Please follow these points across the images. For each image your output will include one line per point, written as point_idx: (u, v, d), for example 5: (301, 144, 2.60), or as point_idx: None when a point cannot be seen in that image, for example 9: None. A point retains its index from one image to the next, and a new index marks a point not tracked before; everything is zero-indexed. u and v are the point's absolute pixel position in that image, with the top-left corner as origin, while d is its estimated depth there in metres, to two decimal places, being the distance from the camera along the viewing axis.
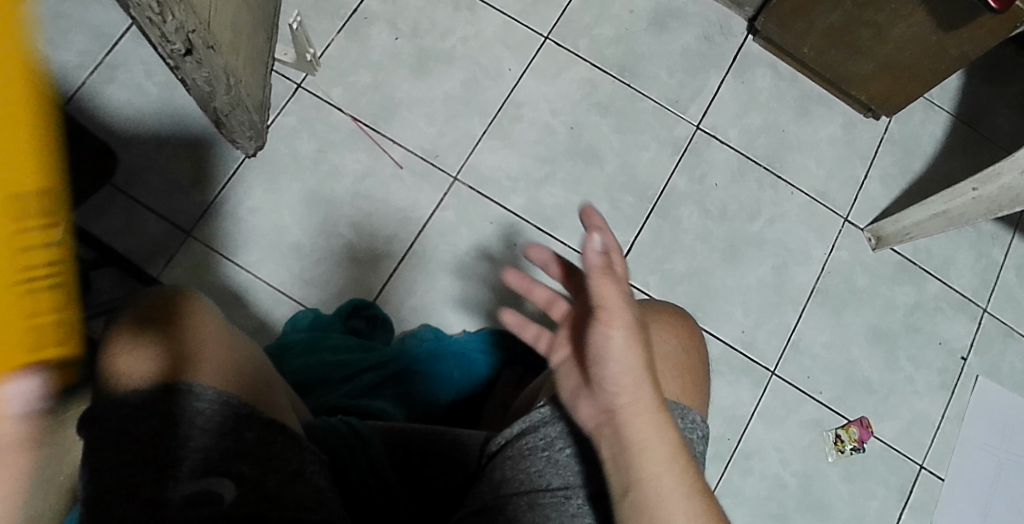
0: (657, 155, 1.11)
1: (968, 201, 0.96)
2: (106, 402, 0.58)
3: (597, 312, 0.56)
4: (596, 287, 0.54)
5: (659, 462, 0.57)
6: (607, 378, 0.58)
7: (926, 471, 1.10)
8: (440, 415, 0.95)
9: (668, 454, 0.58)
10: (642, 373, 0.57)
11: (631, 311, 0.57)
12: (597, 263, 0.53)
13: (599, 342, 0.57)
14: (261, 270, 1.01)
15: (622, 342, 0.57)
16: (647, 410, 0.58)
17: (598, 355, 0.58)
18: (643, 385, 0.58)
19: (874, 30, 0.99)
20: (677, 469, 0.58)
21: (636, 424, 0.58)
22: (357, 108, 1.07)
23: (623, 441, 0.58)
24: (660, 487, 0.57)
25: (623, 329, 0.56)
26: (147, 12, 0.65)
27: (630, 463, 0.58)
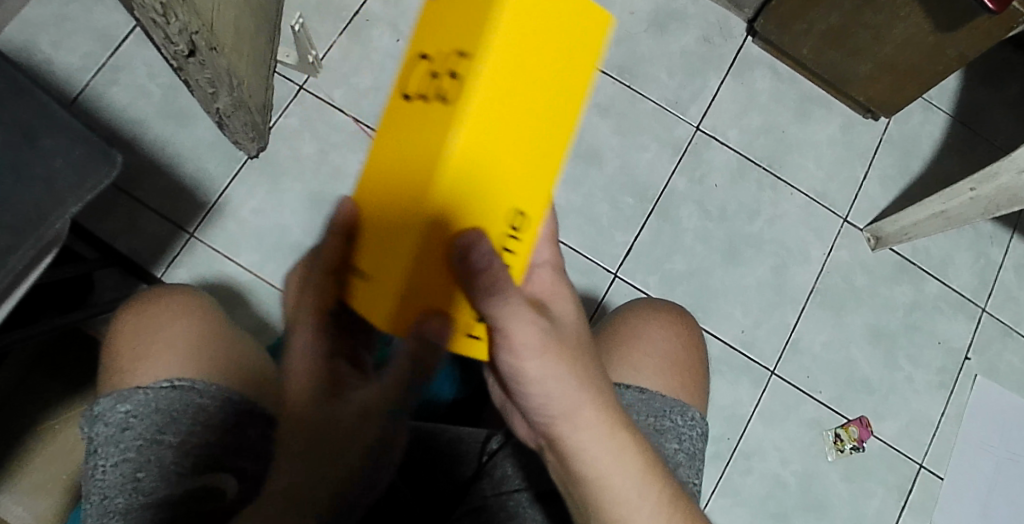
0: (658, 156, 1.11)
1: (966, 201, 0.96)
2: (109, 399, 0.62)
3: (501, 338, 0.48)
4: (496, 315, 0.47)
5: (621, 482, 0.55)
6: (536, 405, 0.53)
7: (925, 470, 1.10)
8: (444, 413, 0.96)
9: (628, 473, 0.55)
10: (577, 397, 0.52)
11: (543, 328, 0.49)
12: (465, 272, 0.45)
13: (515, 372, 0.50)
14: (265, 270, 1.03)
15: (543, 371, 0.50)
16: (592, 433, 0.53)
17: (516, 381, 0.51)
18: (581, 409, 0.52)
19: (872, 31, 0.99)
20: (641, 486, 0.56)
21: (583, 447, 0.54)
22: (359, 110, 1.08)
23: (574, 467, 0.55)
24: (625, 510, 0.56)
25: (536, 355, 0.49)
26: (151, 13, 0.65)
27: (586, 487, 0.56)
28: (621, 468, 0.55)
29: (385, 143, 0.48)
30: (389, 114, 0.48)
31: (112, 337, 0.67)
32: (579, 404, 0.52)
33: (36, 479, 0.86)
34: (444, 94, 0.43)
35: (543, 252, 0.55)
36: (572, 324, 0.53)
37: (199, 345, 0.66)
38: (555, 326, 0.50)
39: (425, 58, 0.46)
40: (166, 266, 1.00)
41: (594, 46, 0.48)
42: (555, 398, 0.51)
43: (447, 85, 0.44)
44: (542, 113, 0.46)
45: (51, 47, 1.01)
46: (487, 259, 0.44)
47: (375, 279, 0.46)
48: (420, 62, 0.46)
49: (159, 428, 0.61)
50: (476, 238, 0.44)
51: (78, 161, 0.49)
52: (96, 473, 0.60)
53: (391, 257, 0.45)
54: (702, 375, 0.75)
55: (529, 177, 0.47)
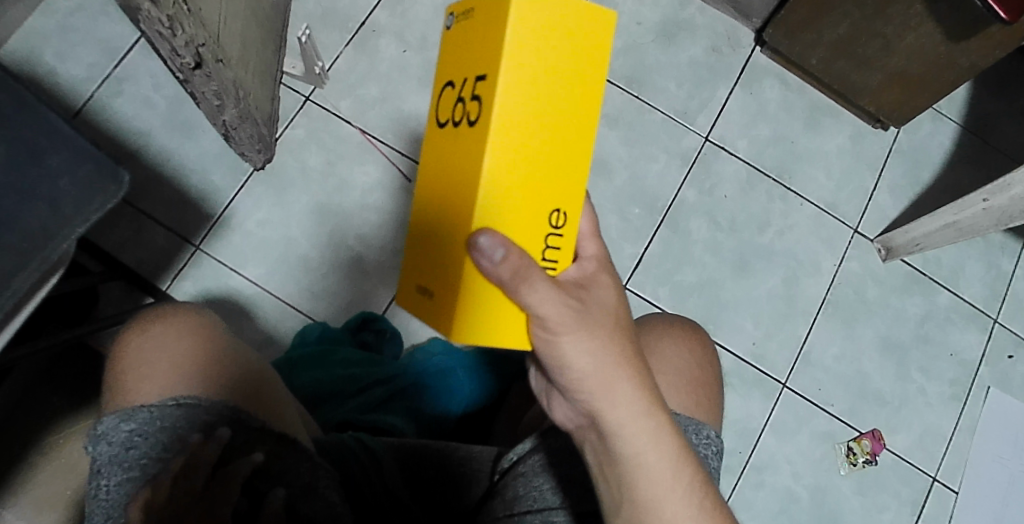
0: (667, 167, 1.11)
1: (978, 212, 0.95)
2: (112, 417, 0.61)
3: (539, 321, 0.51)
4: (529, 303, 0.50)
5: (653, 460, 0.58)
6: (573, 382, 0.56)
7: (939, 483, 1.09)
8: (451, 428, 0.95)
9: (661, 451, 0.58)
10: (611, 373, 0.55)
11: (578, 311, 0.53)
12: (489, 270, 0.47)
13: (554, 350, 0.54)
14: (271, 283, 1.02)
15: (579, 348, 0.54)
16: (627, 409, 0.57)
17: (552, 361, 0.55)
18: (616, 385, 0.56)
19: (882, 41, 0.98)
20: (674, 467, 0.58)
21: (620, 426, 0.57)
22: (366, 121, 1.07)
23: (611, 443, 0.58)
24: (655, 489, 0.58)
25: (570, 334, 0.53)
26: (157, 26, 0.65)
27: (622, 468, 0.59)
28: (655, 447, 0.58)
29: (430, 172, 0.52)
30: (433, 144, 0.53)
31: (116, 352, 0.67)
32: (613, 379, 0.56)
33: (41, 494, 0.84)
34: (467, 127, 0.48)
35: (589, 247, 0.56)
36: (611, 308, 0.56)
37: (204, 363, 0.65)
38: (590, 310, 0.54)
39: (452, 91, 0.51)
40: (171, 279, 1.00)
41: (604, 37, 0.49)
42: (587, 373, 0.55)
43: (468, 120, 0.48)
44: (565, 117, 0.49)
45: (55, 58, 1.00)
46: (501, 266, 0.47)
47: (438, 295, 0.51)
48: (449, 101, 0.51)
49: (165, 446, 0.60)
50: (484, 242, 0.46)
51: (84, 180, 0.48)
52: (99, 493, 0.59)
53: (447, 277, 0.50)
54: (716, 395, 0.74)
55: (563, 177, 0.50)
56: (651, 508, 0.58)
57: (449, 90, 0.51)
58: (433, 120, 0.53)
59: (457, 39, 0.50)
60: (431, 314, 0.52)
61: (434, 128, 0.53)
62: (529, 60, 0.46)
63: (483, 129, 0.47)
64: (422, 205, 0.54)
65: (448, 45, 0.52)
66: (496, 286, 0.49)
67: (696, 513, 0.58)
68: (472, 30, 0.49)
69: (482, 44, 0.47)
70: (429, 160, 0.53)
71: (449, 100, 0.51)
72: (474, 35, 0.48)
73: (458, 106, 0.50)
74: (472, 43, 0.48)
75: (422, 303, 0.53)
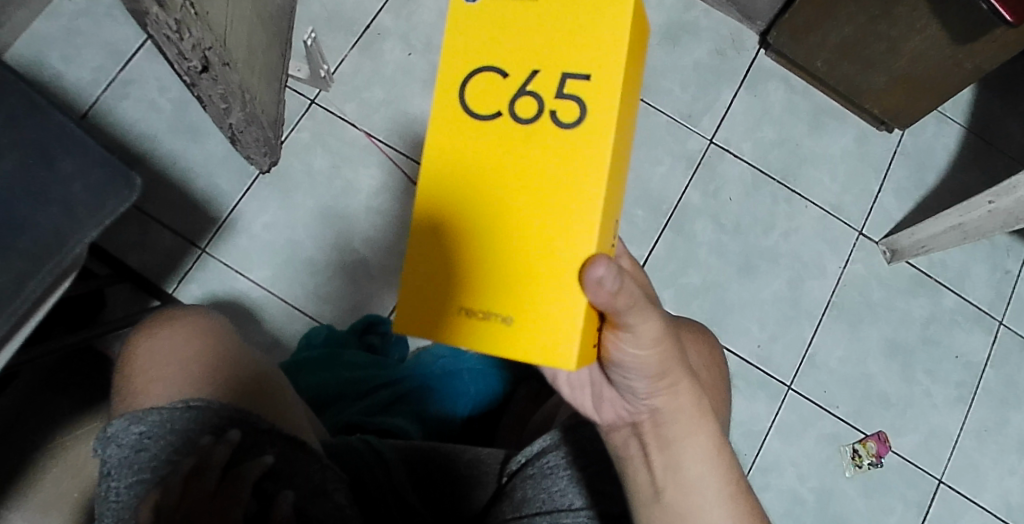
0: (672, 169, 1.11)
1: (984, 214, 0.95)
2: (122, 419, 0.61)
3: (631, 334, 0.52)
4: (632, 323, 0.51)
5: (701, 444, 0.61)
6: (646, 386, 0.58)
7: (944, 485, 1.09)
8: (457, 431, 0.95)
9: (707, 442, 0.61)
10: (681, 371, 0.58)
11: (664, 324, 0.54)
12: (613, 295, 0.47)
13: (630, 359, 0.54)
14: (277, 286, 1.02)
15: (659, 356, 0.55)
16: (688, 401, 0.60)
17: (620, 367, 0.56)
18: (678, 383, 0.59)
19: (887, 43, 0.98)
20: (718, 451, 0.61)
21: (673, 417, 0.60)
22: (371, 124, 1.07)
23: (664, 433, 0.60)
24: (704, 479, 0.60)
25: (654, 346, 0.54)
26: (164, 30, 0.65)
27: (670, 454, 0.61)
28: (702, 437, 0.61)
29: (474, 170, 0.49)
30: (473, 139, 0.49)
31: (126, 355, 0.67)
32: (680, 378, 0.59)
33: (46, 496, 0.83)
34: (557, 130, 0.47)
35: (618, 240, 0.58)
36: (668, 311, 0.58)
37: (212, 365, 0.65)
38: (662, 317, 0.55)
39: (504, 85, 0.48)
40: (177, 282, 1.00)
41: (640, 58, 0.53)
42: (660, 374, 0.57)
43: (558, 121, 0.47)
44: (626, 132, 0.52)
45: (61, 62, 1.01)
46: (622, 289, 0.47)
47: (522, 318, 0.49)
48: (507, 94, 0.48)
49: (174, 449, 0.60)
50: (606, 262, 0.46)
51: (97, 185, 0.49)
52: (109, 495, 0.59)
53: (540, 298, 0.48)
54: (721, 395, 0.75)
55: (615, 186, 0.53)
56: (693, 487, 0.60)
57: (504, 80, 0.48)
58: (467, 111, 0.49)
59: (518, 29, 0.48)
60: (515, 339, 0.49)
61: (473, 121, 0.49)
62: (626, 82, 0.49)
63: (591, 137, 0.47)
64: (461, 207, 0.50)
65: (492, 30, 0.49)
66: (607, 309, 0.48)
67: (732, 490, 0.61)
68: (547, 24, 0.48)
69: (576, 44, 0.47)
70: (468, 157, 0.49)
71: (504, 94, 0.48)
72: (556, 32, 0.48)
73: (531, 102, 0.48)
74: (551, 40, 0.48)
75: (486, 323, 0.49)
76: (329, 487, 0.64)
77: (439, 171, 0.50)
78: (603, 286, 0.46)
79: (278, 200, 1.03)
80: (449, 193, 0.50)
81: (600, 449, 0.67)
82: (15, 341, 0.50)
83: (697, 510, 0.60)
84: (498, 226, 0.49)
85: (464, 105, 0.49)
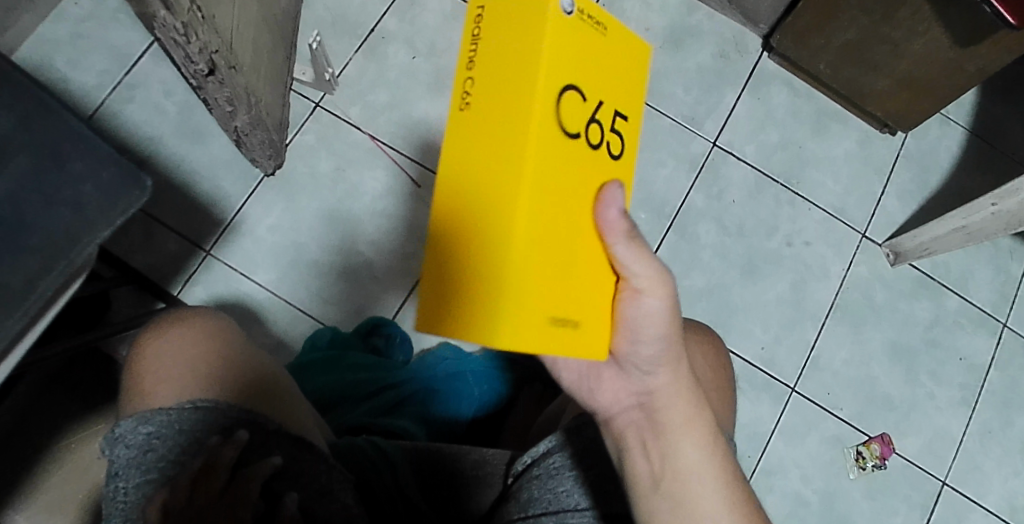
0: (675, 172, 1.11)
1: (987, 216, 0.95)
2: (130, 420, 0.61)
3: (630, 283, 0.55)
4: (637, 265, 0.53)
5: (698, 434, 0.61)
6: (650, 355, 0.60)
7: (948, 488, 1.09)
8: (462, 433, 0.96)
9: (699, 428, 0.62)
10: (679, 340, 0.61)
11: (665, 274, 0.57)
12: (627, 240, 0.52)
13: (636, 312, 0.56)
14: (281, 288, 1.02)
15: (659, 312, 0.57)
16: (682, 383, 0.62)
17: (633, 329, 0.57)
18: (674, 358, 0.61)
19: (891, 46, 0.99)
20: (713, 441, 0.62)
21: (666, 396, 0.62)
22: (375, 127, 1.07)
23: (659, 418, 0.62)
24: (699, 471, 0.60)
25: (664, 297, 0.56)
26: (171, 32, 0.65)
27: (667, 443, 0.61)
28: (693, 424, 0.62)
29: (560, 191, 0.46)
30: (564, 157, 0.45)
31: (133, 356, 0.67)
32: (675, 358, 0.61)
33: (52, 497, 0.85)
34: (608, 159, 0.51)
35: None
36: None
37: (219, 366, 0.66)
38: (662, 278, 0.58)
39: (582, 104, 0.46)
40: (182, 284, 1.00)
41: None
42: (663, 346, 0.60)
43: (609, 151, 0.51)
44: None
45: (67, 65, 1.01)
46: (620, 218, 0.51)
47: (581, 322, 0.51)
48: (584, 117, 0.47)
49: (182, 449, 0.60)
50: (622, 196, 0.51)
51: (108, 185, 0.49)
52: (116, 496, 0.59)
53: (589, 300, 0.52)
54: (727, 396, 0.75)
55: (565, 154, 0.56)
56: (691, 479, 0.60)
57: (583, 102, 0.46)
58: (564, 132, 0.44)
59: (593, 52, 0.46)
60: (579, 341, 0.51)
61: (568, 142, 0.45)
62: None
63: (623, 166, 0.53)
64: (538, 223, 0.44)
65: (579, 47, 0.45)
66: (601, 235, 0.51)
67: (730, 484, 0.60)
68: (605, 59, 0.48)
69: (617, 85, 0.50)
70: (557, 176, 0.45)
71: (583, 113, 0.46)
72: (608, 65, 0.49)
73: (596, 128, 0.48)
74: (605, 75, 0.49)
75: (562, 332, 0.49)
76: (332, 485, 0.64)
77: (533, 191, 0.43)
78: (617, 224, 0.51)
79: (283, 203, 1.04)
80: (545, 212, 0.45)
81: (601, 449, 0.68)
82: (25, 342, 0.50)
83: (694, 502, 0.60)
84: (570, 237, 0.48)
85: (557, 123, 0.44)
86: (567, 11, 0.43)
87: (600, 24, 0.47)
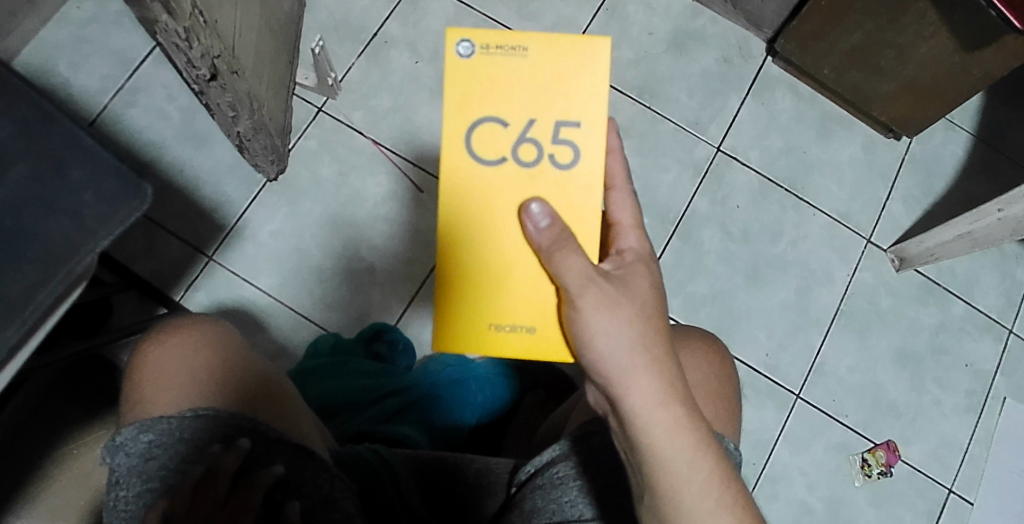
0: (679, 177, 1.11)
1: (994, 222, 0.95)
2: (130, 428, 0.61)
3: (568, 292, 0.58)
4: (569, 276, 0.57)
5: (671, 454, 0.57)
6: (595, 365, 0.59)
7: (954, 495, 1.09)
8: (464, 440, 0.96)
9: (678, 446, 0.57)
10: (633, 353, 0.57)
11: (607, 291, 0.57)
12: (554, 253, 0.58)
13: (579, 326, 0.58)
14: (283, 294, 1.02)
15: (605, 327, 0.57)
16: (646, 401, 0.57)
17: (583, 342, 0.59)
18: (634, 373, 0.57)
19: (896, 51, 0.98)
20: (691, 460, 0.57)
21: (637, 415, 0.57)
22: (378, 132, 1.07)
23: (631, 435, 0.58)
24: (676, 487, 0.57)
25: (609, 312, 0.57)
26: (174, 38, 0.65)
27: (641, 458, 0.58)
28: (671, 441, 0.57)
29: (494, 206, 0.59)
30: (504, 183, 0.59)
31: (134, 362, 0.67)
32: (637, 369, 0.57)
33: (55, 503, 0.84)
34: (552, 170, 0.59)
35: (629, 240, 0.62)
36: (646, 293, 0.59)
37: (220, 374, 0.65)
38: (624, 289, 0.58)
39: (498, 131, 0.58)
40: (184, 289, 1.00)
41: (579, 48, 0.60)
42: (622, 356, 0.57)
43: (548, 169, 0.59)
44: None
45: (70, 70, 1.01)
46: (544, 230, 0.58)
47: (530, 324, 0.62)
48: (505, 144, 0.58)
49: (185, 457, 0.60)
50: (542, 212, 0.58)
51: (108, 193, 0.49)
52: (117, 504, 0.59)
53: (538, 304, 0.61)
54: (733, 404, 0.74)
55: None
56: (668, 496, 0.57)
57: (503, 131, 0.58)
58: (481, 157, 0.59)
59: (499, 84, 0.58)
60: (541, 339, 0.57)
61: (486, 166, 0.59)
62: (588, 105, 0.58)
63: (565, 181, 0.59)
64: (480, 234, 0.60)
65: (491, 89, 0.58)
66: (538, 250, 0.59)
67: (713, 506, 0.57)
68: (538, 77, 0.58)
69: (563, 97, 0.58)
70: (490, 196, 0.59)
71: (502, 141, 0.58)
72: (529, 90, 0.58)
73: (527, 150, 0.58)
74: (545, 95, 0.58)
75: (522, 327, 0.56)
76: (336, 496, 0.64)
77: (472, 215, 0.59)
78: (537, 235, 0.58)
79: (285, 208, 1.03)
80: (490, 232, 0.60)
81: (611, 460, 0.66)
82: (22, 354, 0.49)
83: (675, 515, 0.57)
84: (516, 251, 0.60)
85: (490, 158, 0.59)
86: (472, 66, 0.58)
87: (523, 49, 0.58)
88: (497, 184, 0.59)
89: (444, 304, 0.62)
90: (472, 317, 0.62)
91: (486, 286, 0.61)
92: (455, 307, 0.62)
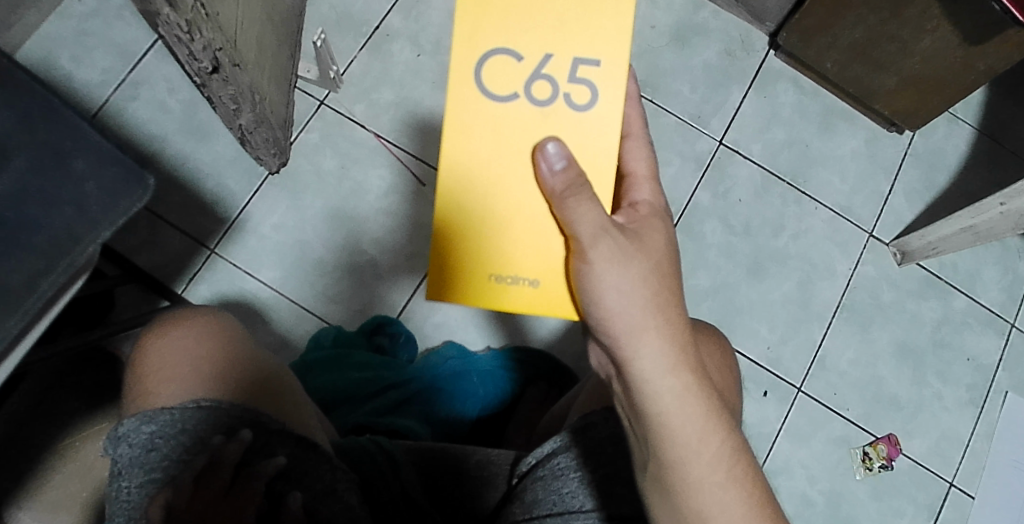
0: (680, 171, 1.11)
1: (996, 216, 0.94)
2: (132, 419, 0.61)
3: (578, 244, 0.58)
4: (580, 226, 0.57)
5: (680, 420, 0.57)
6: (604, 322, 0.59)
7: (955, 488, 1.09)
8: (466, 432, 0.97)
9: (688, 414, 0.57)
10: (645, 312, 0.58)
11: (619, 244, 0.57)
12: (567, 199, 0.57)
13: (590, 283, 0.58)
14: (285, 287, 1.02)
15: (616, 284, 0.57)
16: (655, 362, 0.58)
17: (591, 301, 0.59)
18: (645, 334, 0.58)
19: (899, 45, 0.98)
20: (700, 429, 0.57)
21: (647, 378, 0.58)
22: (379, 126, 1.07)
23: (639, 400, 0.59)
24: (685, 457, 0.57)
25: (619, 269, 0.57)
26: (175, 30, 0.65)
27: (649, 425, 0.59)
28: (680, 407, 0.57)
29: (506, 148, 0.59)
30: (514, 120, 0.59)
31: (137, 353, 0.67)
32: (649, 327, 0.58)
33: (55, 496, 0.84)
34: (568, 111, 0.59)
35: (642, 192, 0.62)
36: (657, 249, 0.59)
37: (220, 364, 0.65)
38: (639, 248, 0.58)
39: (510, 66, 0.58)
40: (186, 283, 1.00)
41: None
42: (632, 314, 0.57)
43: (563, 111, 0.59)
44: None
45: (72, 63, 1.01)
46: (559, 172, 0.58)
47: (536, 278, 0.62)
48: (519, 79, 0.58)
49: (187, 449, 0.60)
50: (557, 152, 0.58)
51: (111, 184, 0.49)
52: (119, 495, 0.59)
53: (546, 260, 0.62)
54: (735, 392, 0.75)
55: None
56: (675, 467, 0.57)
57: (516, 67, 0.58)
58: (492, 91, 0.58)
59: (513, 16, 0.58)
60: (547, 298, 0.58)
61: (496, 102, 0.59)
62: (605, 43, 0.58)
63: (581, 124, 0.59)
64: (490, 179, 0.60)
65: (503, 19, 0.58)
66: (552, 197, 0.58)
67: (721, 478, 0.57)
68: (556, 10, 0.58)
69: (580, 31, 0.58)
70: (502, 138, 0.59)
71: (515, 76, 0.58)
72: (544, 24, 0.58)
73: (540, 89, 0.59)
74: (562, 29, 0.58)
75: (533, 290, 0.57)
76: (338, 485, 0.64)
77: (482, 158, 0.59)
78: (550, 177, 0.58)
79: (286, 201, 1.03)
80: (498, 180, 0.60)
81: (611, 451, 0.66)
82: (22, 347, 0.49)
83: (681, 487, 0.57)
84: (522, 199, 0.60)
85: (500, 94, 0.59)
86: None
87: None
88: (506, 122, 0.59)
89: (443, 263, 0.62)
90: (471, 277, 0.62)
91: (490, 239, 0.61)
92: (455, 266, 0.62)
